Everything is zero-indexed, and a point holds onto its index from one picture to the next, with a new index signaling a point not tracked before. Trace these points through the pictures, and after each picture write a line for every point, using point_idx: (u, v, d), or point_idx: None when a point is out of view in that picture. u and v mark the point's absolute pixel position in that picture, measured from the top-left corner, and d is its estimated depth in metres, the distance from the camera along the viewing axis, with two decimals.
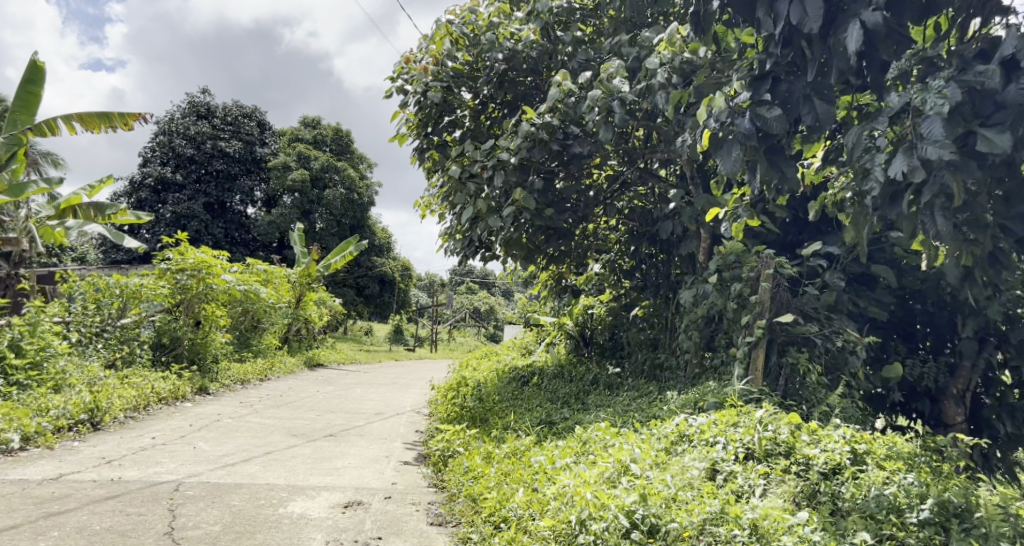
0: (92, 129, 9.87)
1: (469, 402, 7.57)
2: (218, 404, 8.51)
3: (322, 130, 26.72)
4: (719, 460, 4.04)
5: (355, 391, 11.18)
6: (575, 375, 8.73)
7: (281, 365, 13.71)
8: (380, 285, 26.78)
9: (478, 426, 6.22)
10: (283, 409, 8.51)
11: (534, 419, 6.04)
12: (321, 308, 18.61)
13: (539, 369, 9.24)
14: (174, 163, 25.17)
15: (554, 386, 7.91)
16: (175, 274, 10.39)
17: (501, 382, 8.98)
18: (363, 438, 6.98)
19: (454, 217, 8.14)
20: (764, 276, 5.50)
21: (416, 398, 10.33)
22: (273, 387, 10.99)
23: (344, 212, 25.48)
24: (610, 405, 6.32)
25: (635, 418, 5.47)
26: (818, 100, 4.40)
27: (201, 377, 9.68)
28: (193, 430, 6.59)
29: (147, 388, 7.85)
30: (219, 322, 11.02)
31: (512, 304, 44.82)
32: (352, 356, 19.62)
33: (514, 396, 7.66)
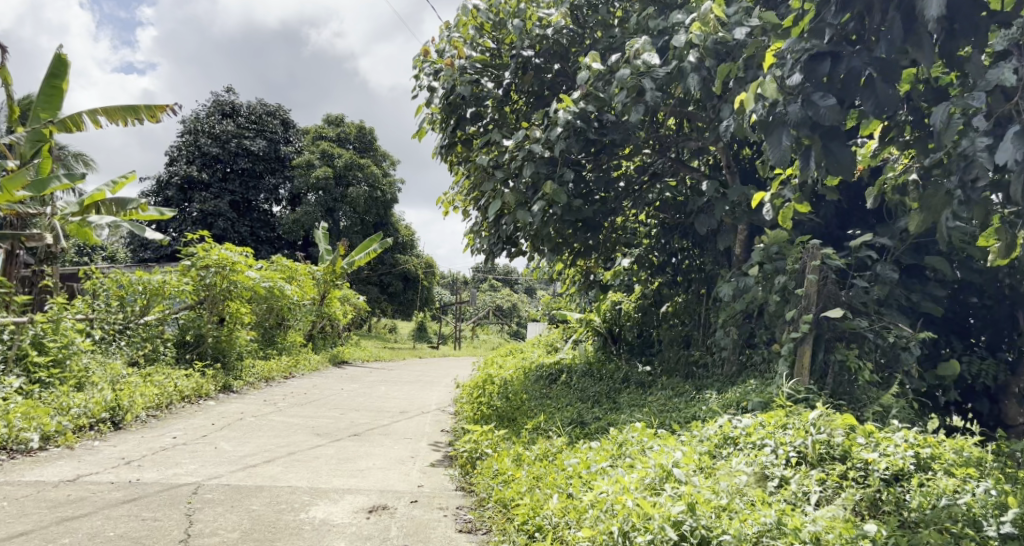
0: (116, 122, 9.79)
1: (496, 400, 7.36)
2: (242, 403, 8.38)
3: (346, 128, 26.68)
4: (769, 465, 3.80)
5: (379, 389, 11.02)
6: (605, 373, 8.46)
7: (305, 363, 13.61)
8: (404, 283, 26.69)
9: (506, 426, 6.00)
10: (307, 408, 8.35)
11: (564, 419, 5.80)
12: (345, 305, 18.52)
13: (568, 367, 8.99)
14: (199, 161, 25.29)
15: (584, 385, 7.66)
16: (200, 271, 10.32)
17: (528, 380, 8.76)
18: (388, 438, 6.79)
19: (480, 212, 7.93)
20: (809, 268, 5.30)
21: (441, 397, 10.14)
22: (298, 385, 10.88)
23: (368, 210, 25.42)
24: (644, 404, 6.06)
25: (671, 420, 5.21)
26: (881, 78, 3.80)
27: (224, 375, 9.56)
28: (216, 430, 6.45)
29: (170, 386, 7.73)
30: (243, 320, 10.93)
31: (536, 301, 44.57)
32: (375, 354, 19.50)
33: (542, 395, 7.43)
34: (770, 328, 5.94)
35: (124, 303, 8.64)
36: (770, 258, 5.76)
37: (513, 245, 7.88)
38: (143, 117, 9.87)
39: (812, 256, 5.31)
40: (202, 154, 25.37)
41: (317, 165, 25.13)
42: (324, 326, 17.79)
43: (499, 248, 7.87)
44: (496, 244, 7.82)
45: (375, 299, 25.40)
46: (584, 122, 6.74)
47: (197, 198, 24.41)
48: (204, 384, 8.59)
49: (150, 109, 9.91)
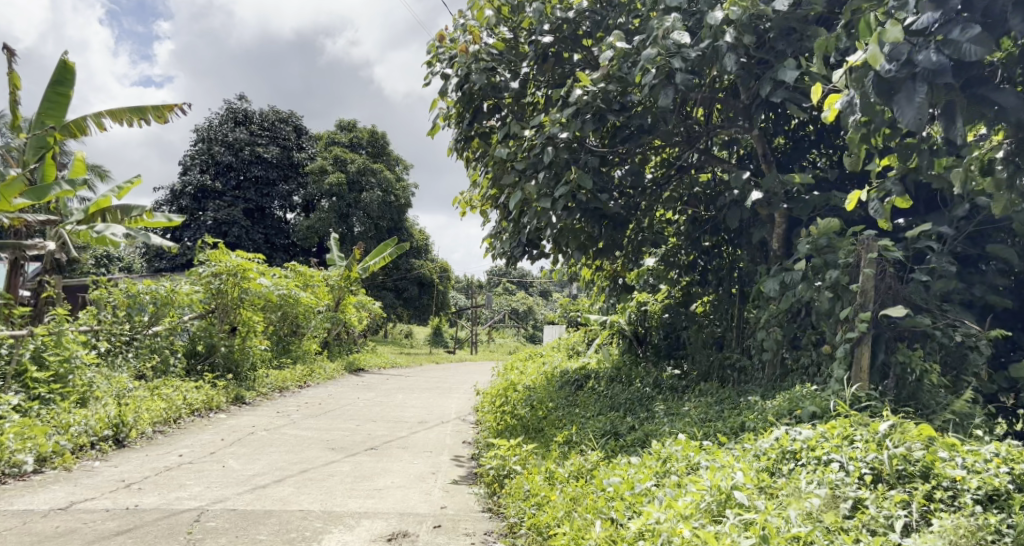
0: (123, 125, 9.44)
1: (520, 408, 6.96)
2: (254, 415, 8.01)
3: (359, 132, 26.38)
4: (842, 486, 3.38)
5: (396, 397, 10.63)
6: (634, 377, 8.02)
7: (320, 371, 13.26)
8: (419, 288, 26.33)
9: (533, 439, 5.58)
10: (322, 419, 7.98)
11: (597, 431, 5.37)
12: (361, 311, 18.20)
13: (595, 371, 8.56)
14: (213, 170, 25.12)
15: (614, 391, 7.23)
16: (211, 279, 10.02)
17: (553, 386, 8.33)
18: (408, 451, 6.38)
19: (500, 211, 7.54)
20: (866, 261, 4.88)
21: (462, 405, 9.73)
22: (313, 394, 10.54)
23: (382, 215, 25.12)
24: (683, 413, 5.63)
25: (718, 432, 4.77)
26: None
27: (237, 386, 9.21)
28: (226, 446, 6.08)
29: (179, 399, 7.38)
30: (255, 328, 10.60)
31: (552, 304, 44.09)
32: (392, 360, 19.15)
33: (569, 402, 7.03)
34: (819, 328, 5.49)
35: (135, 316, 8.31)
36: (818, 251, 5.31)
37: (536, 245, 7.48)
38: (151, 119, 9.53)
39: (868, 248, 4.90)
40: (215, 162, 25.17)
41: (330, 171, 24.86)
42: (340, 332, 17.46)
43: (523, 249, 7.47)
44: (519, 244, 7.42)
45: (390, 305, 25.08)
46: (611, 113, 6.31)
47: (210, 207, 24.21)
48: (215, 396, 8.25)
49: (157, 111, 9.57)
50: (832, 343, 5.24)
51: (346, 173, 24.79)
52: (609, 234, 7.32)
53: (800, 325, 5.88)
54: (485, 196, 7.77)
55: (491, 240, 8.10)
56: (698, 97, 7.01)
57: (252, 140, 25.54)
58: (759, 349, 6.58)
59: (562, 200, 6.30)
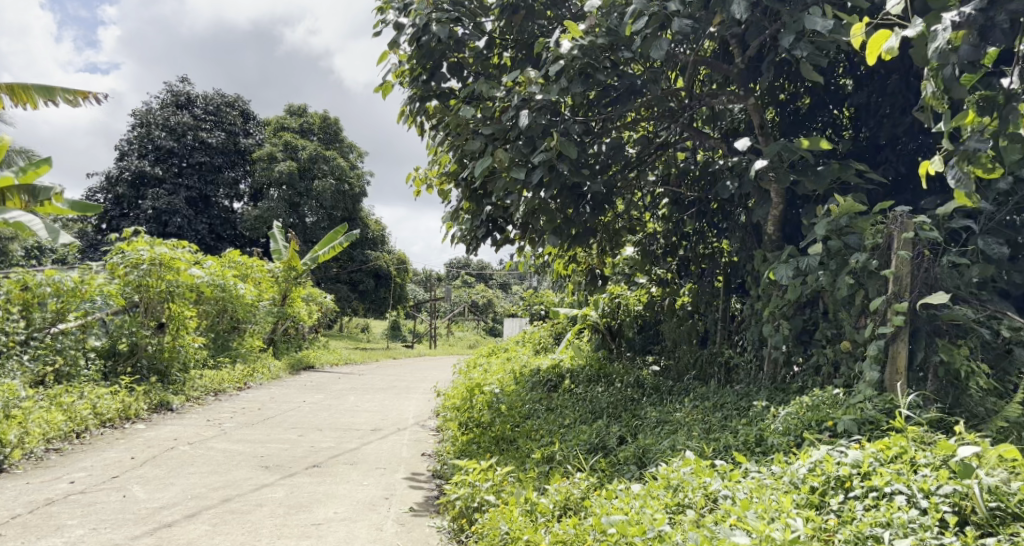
0: (23, 103, 8.22)
1: (488, 415, 6.08)
2: (178, 425, 6.99)
3: (310, 118, 25.10)
4: (924, 533, 2.56)
5: (347, 400, 9.67)
6: (614, 377, 7.22)
7: (263, 371, 12.20)
8: (375, 281, 25.22)
9: (506, 457, 4.71)
10: (258, 429, 6.99)
11: (582, 448, 4.55)
12: (311, 305, 17.12)
13: (567, 370, 7.77)
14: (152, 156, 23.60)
15: (593, 392, 6.44)
16: (132, 270, 8.89)
17: (523, 386, 7.51)
18: (357, 468, 5.47)
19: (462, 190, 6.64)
20: (900, 242, 4.11)
21: (420, 408, 8.84)
22: (253, 398, 9.51)
23: (335, 204, 23.94)
24: (680, 422, 4.82)
25: (732, 451, 3.98)
26: None
27: (162, 391, 8.16)
28: (134, 467, 5.08)
29: (85, 409, 6.33)
30: (187, 324, 9.52)
31: (511, 297, 43.38)
32: (346, 356, 18.10)
33: (543, 407, 6.18)
34: (838, 318, 4.74)
35: (38, 310, 7.34)
36: (837, 232, 4.54)
37: (503, 230, 6.62)
38: (57, 101, 8.31)
39: (902, 228, 4.14)
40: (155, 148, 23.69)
41: (279, 158, 23.56)
42: (288, 329, 16.37)
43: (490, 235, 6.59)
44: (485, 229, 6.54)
45: (344, 298, 23.94)
46: (598, 73, 5.45)
47: (150, 195, 22.73)
48: (132, 403, 7.22)
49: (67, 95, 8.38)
50: (854, 338, 4.49)
51: (297, 161, 23.57)
52: (587, 216, 6.47)
53: (809, 317, 5.13)
54: (446, 176, 6.87)
55: (452, 224, 7.19)
56: (686, 59, 6.20)
57: (194, 125, 24.06)
58: (757, 346, 5.84)
59: (541, 170, 5.46)
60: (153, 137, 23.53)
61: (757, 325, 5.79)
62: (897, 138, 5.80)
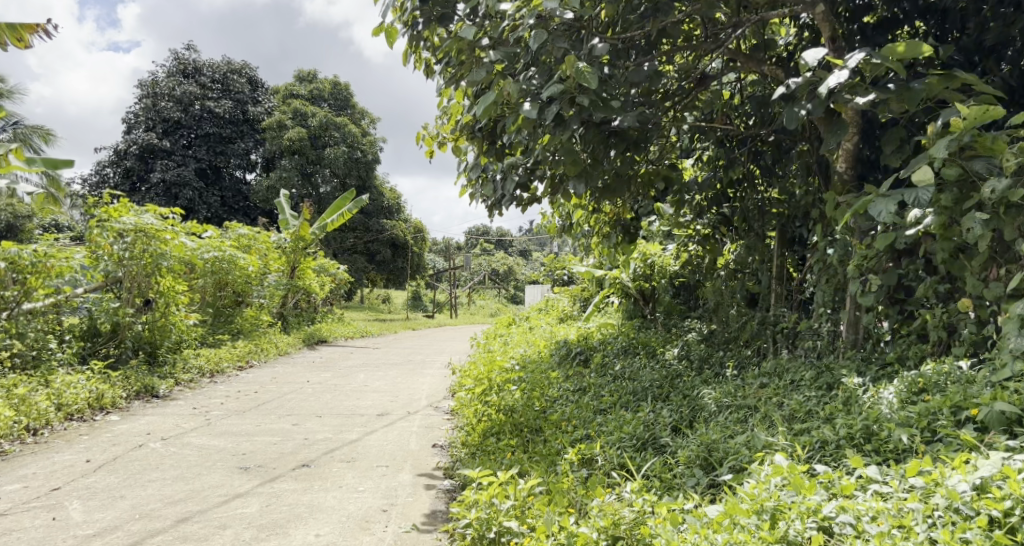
0: None
1: (511, 398, 5.14)
2: (158, 415, 6.20)
3: (320, 84, 23.90)
4: None
5: (355, 379, 8.81)
6: (653, 347, 6.26)
7: (269, 347, 11.40)
8: (392, 250, 24.34)
9: (533, 459, 3.77)
10: (247, 417, 6.16)
11: (627, 447, 3.59)
12: (323, 276, 16.32)
13: (600, 340, 6.81)
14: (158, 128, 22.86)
15: (631, 368, 5.48)
16: (108, 241, 8.04)
17: (548, 360, 6.57)
18: (355, 467, 4.58)
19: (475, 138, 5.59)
20: None
21: (434, 387, 7.94)
22: (253, 379, 8.73)
23: (349, 172, 22.93)
24: (749, 407, 3.85)
25: (832, 452, 3.01)
26: None
27: (145, 375, 7.43)
28: (84, 473, 4.25)
29: (44, 403, 5.57)
30: (179, 300, 8.82)
31: (532, 264, 42.45)
32: (362, 328, 17.30)
33: (575, 387, 5.22)
34: (953, 270, 3.69)
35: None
36: (957, 157, 3.45)
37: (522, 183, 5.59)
38: (4, 38, 7.35)
39: None
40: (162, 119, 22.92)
41: (288, 126, 22.60)
42: (299, 301, 15.57)
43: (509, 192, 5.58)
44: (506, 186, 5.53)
45: (360, 269, 23.12)
46: None
47: (158, 166, 21.92)
48: (107, 391, 6.43)
49: (14, 31, 7.42)
50: (979, 296, 3.46)
51: (307, 128, 22.57)
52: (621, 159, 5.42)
53: (907, 271, 4.08)
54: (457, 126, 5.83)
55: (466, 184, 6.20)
56: None
57: (201, 94, 23.10)
58: (831, 309, 4.81)
59: (556, 105, 4.43)
60: (159, 108, 22.76)
61: (832, 284, 4.76)
62: (1008, 44, 4.64)
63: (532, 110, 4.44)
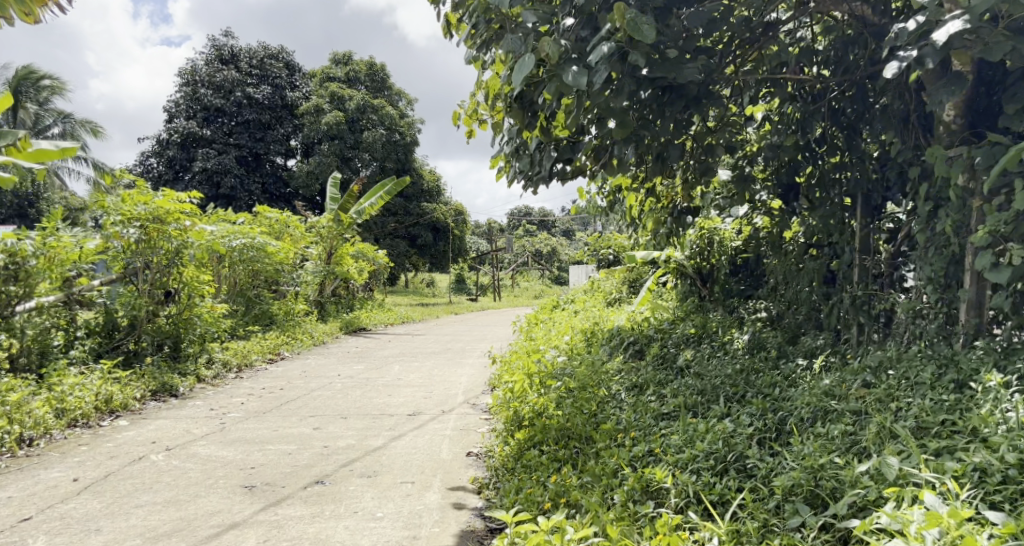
0: None
1: (557, 401, 4.41)
2: (170, 419, 5.68)
3: (356, 66, 23.19)
4: None
5: (389, 371, 8.21)
6: (717, 334, 5.48)
7: (303, 338, 10.89)
8: (433, 234, 23.74)
9: (583, 483, 3.06)
10: (265, 421, 5.59)
11: (704, 469, 2.83)
12: (362, 261, 15.81)
13: (654, 327, 6.03)
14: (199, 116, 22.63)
15: (694, 361, 4.70)
16: (121, 226, 7.57)
17: (597, 350, 5.82)
18: (375, 483, 3.93)
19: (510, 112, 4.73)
20: None
21: (472, 381, 7.28)
22: (281, 374, 8.22)
23: (388, 155, 22.33)
24: (857, 412, 3.04)
25: (1001, 490, 2.25)
26: None
27: (162, 374, 6.97)
28: (67, 496, 3.70)
29: (42, 412, 5.10)
30: (203, 290, 8.34)
31: (577, 245, 41.57)
32: (403, 314, 16.77)
33: (631, 386, 4.47)
34: None
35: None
36: None
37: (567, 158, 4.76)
38: None
39: None
40: (204, 108, 22.66)
41: (326, 110, 22.09)
42: (337, 288, 15.10)
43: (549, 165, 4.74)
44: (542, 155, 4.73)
45: (401, 254, 22.60)
46: None
47: (199, 155, 21.72)
48: (117, 393, 5.95)
49: None
50: None
51: (344, 112, 22.03)
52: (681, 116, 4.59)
53: None
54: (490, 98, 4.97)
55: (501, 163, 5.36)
56: None
57: (240, 81, 22.78)
58: (943, 286, 3.95)
59: (606, 68, 3.56)
60: (199, 96, 22.48)
61: (945, 256, 3.89)
62: None
63: (582, 72, 3.55)
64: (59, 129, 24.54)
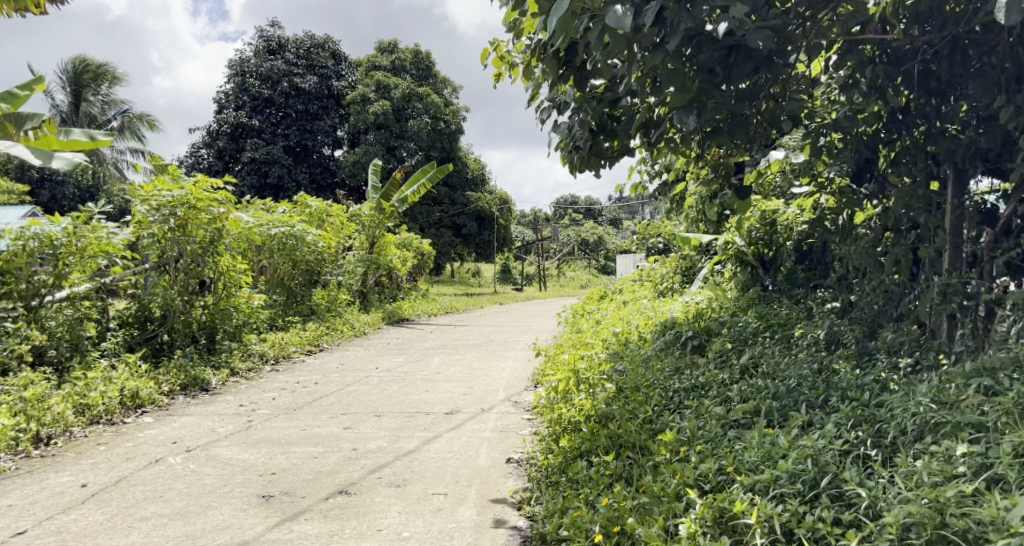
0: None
1: (611, 405, 3.93)
2: (197, 416, 5.38)
3: (402, 54, 22.78)
4: None
5: (429, 364, 7.84)
6: (785, 327, 4.92)
7: (344, 328, 10.61)
8: (477, 224, 23.34)
9: (640, 507, 2.60)
10: (295, 419, 5.24)
11: (790, 497, 2.36)
12: (405, 251, 15.51)
13: (712, 320, 5.51)
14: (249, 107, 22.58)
15: (762, 358, 4.17)
16: (151, 214, 7.30)
17: (651, 345, 5.31)
18: (403, 494, 3.52)
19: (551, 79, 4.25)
20: None
21: (516, 376, 6.84)
22: (318, 367, 7.91)
23: (432, 144, 21.95)
24: (983, 426, 2.50)
25: None
26: None
27: (194, 367, 6.71)
28: (69, 507, 3.38)
29: (63, 409, 4.84)
30: (238, 280, 8.07)
31: (624, 234, 40.80)
32: (446, 304, 16.45)
33: (692, 388, 3.96)
34: None
35: (12, 284, 5.96)
36: None
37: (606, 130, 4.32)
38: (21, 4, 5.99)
39: None
40: (252, 98, 22.58)
41: (372, 100, 21.81)
42: (380, 278, 14.81)
43: (596, 139, 4.35)
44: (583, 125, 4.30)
45: (445, 243, 22.29)
46: None
47: (247, 146, 21.74)
48: (144, 388, 5.68)
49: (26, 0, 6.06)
50: None
51: (389, 101, 21.70)
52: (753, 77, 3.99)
53: None
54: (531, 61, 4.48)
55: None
56: None
57: (287, 71, 22.67)
58: None
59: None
60: (248, 87, 22.38)
61: None
62: None
63: (626, 13, 2.92)
64: (117, 122, 24.93)
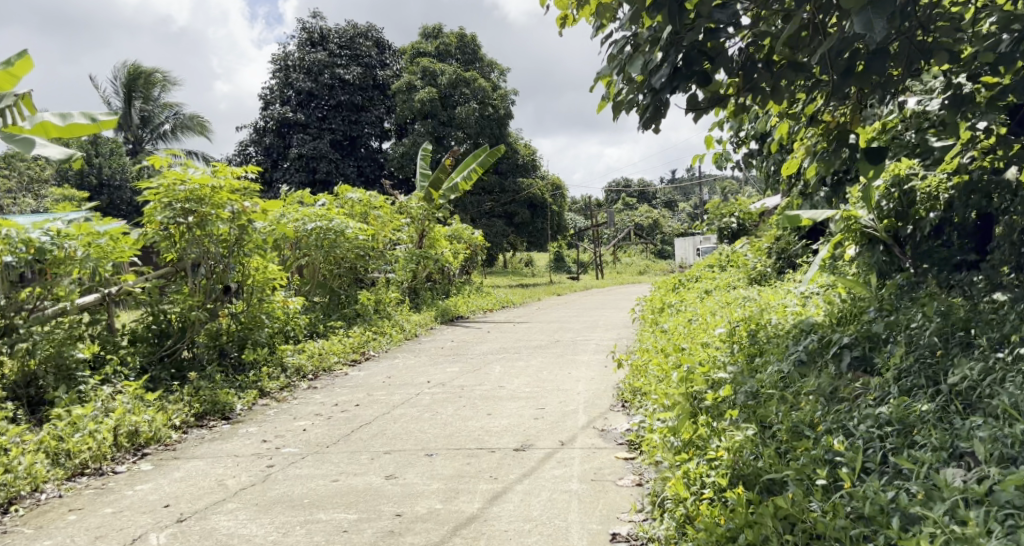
0: None
1: (768, 461, 2.71)
2: (206, 460, 4.31)
3: (446, 38, 21.53)
4: None
5: (489, 376, 6.66)
6: (977, 329, 3.59)
7: (393, 331, 9.52)
8: (530, 211, 22.11)
9: None
10: (325, 463, 4.12)
11: None
12: (457, 243, 14.40)
13: (866, 322, 4.18)
14: (296, 101, 21.78)
15: (981, 379, 2.88)
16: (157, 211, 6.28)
17: (784, 356, 4.04)
18: None
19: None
20: None
21: (596, 391, 5.59)
22: (362, 381, 6.84)
23: (481, 131, 20.63)
24: None
25: None
26: None
27: (217, 391, 5.68)
28: None
29: (31, 462, 3.81)
30: (271, 284, 7.03)
31: (682, 217, 39.03)
32: (502, 297, 15.30)
33: (882, 433, 2.70)
34: None
35: None
36: None
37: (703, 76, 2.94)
38: None
39: None
40: (297, 92, 21.78)
41: (417, 87, 20.66)
42: (432, 274, 13.71)
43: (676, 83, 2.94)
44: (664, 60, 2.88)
45: (498, 233, 21.12)
46: None
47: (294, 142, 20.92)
48: (146, 423, 4.64)
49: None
50: None
51: (436, 87, 20.57)
52: None
53: None
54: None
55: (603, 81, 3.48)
56: None
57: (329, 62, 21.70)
58: None
59: None
60: (292, 80, 21.55)
61: None
62: None
63: None
64: (170, 125, 24.42)
